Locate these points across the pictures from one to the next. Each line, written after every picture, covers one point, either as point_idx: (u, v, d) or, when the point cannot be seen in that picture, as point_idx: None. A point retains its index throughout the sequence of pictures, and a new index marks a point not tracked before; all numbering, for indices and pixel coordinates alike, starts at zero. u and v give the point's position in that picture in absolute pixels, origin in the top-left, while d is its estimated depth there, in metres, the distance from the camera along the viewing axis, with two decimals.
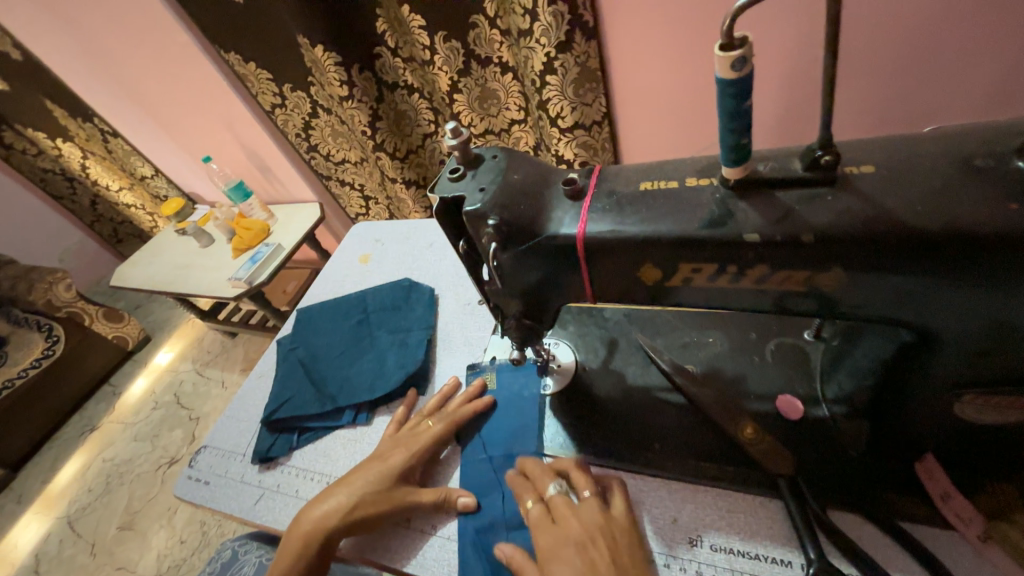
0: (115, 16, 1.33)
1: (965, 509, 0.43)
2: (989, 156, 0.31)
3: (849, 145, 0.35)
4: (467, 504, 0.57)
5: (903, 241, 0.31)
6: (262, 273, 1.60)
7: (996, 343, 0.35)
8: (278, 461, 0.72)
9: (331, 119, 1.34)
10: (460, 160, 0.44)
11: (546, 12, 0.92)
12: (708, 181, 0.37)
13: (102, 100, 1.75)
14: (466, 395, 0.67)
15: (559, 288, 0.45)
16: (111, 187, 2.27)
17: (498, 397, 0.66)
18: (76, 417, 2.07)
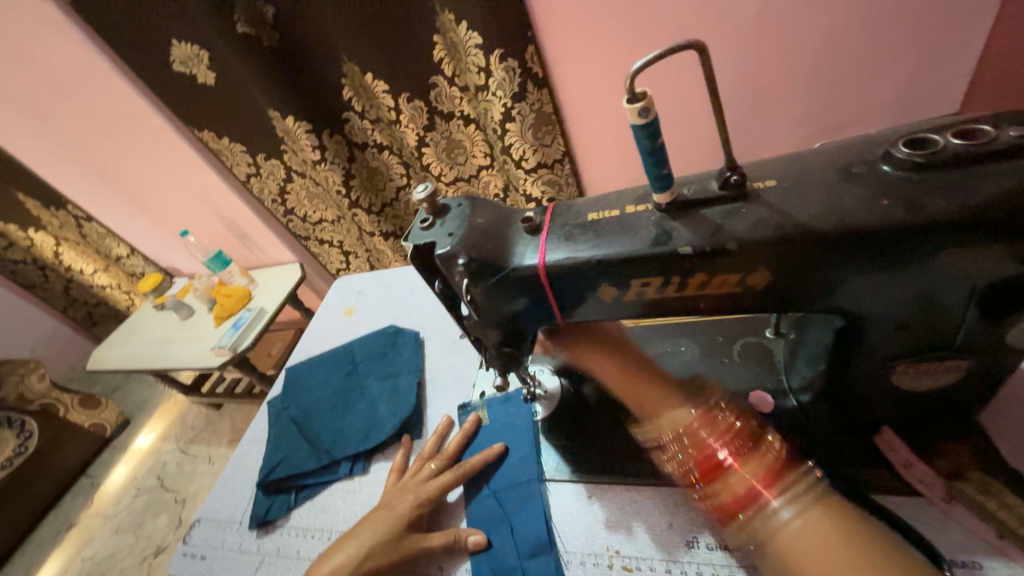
0: (89, 109, 1.39)
1: (926, 474, 0.46)
2: (862, 164, 0.37)
3: (754, 165, 0.41)
4: (478, 542, 0.57)
5: (809, 240, 0.36)
6: (246, 338, 1.60)
7: (913, 318, 0.39)
8: (276, 524, 0.71)
9: (307, 182, 1.40)
10: (429, 211, 0.48)
11: (499, 69, 1.02)
12: (644, 207, 0.43)
13: (76, 188, 1.78)
14: (462, 433, 0.69)
15: (532, 314, 0.49)
16: (86, 270, 2.26)
17: (494, 430, 0.68)
18: (53, 515, 1.95)
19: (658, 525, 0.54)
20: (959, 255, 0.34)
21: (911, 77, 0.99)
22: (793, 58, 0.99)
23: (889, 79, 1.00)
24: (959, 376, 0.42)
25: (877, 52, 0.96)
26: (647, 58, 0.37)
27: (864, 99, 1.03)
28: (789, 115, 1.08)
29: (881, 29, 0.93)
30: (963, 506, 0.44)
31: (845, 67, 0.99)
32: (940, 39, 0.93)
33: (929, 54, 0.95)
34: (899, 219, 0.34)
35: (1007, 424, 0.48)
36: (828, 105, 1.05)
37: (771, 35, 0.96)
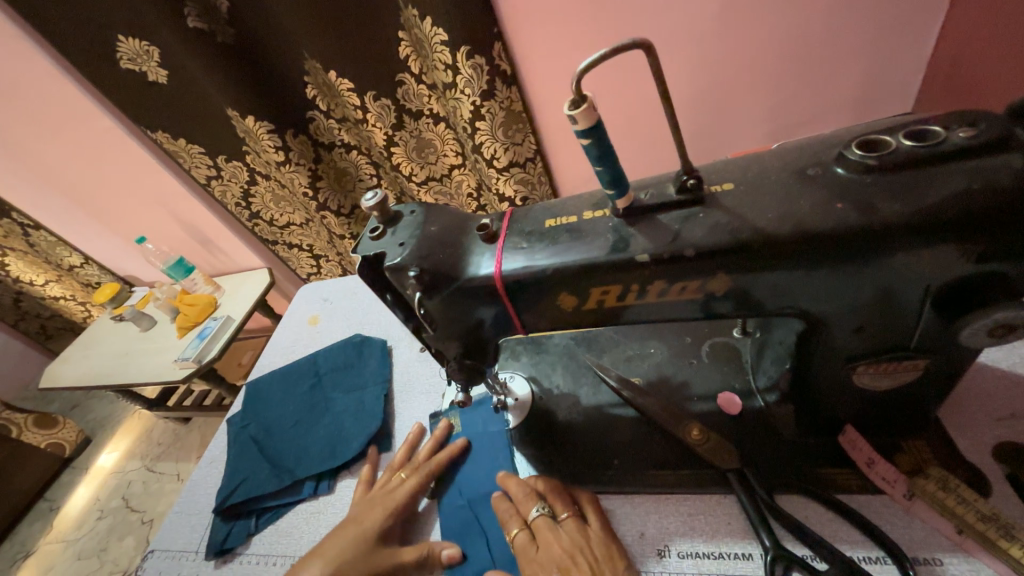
0: (28, 111, 1.30)
1: (889, 472, 0.46)
2: (817, 166, 0.37)
3: (713, 167, 0.40)
4: (451, 555, 0.56)
5: (767, 244, 0.35)
6: (211, 348, 1.53)
7: (871, 319, 0.39)
8: (236, 552, 0.67)
9: (271, 184, 1.34)
10: (379, 219, 0.46)
11: (466, 66, 0.98)
12: (602, 212, 0.41)
13: (20, 195, 1.67)
14: (434, 441, 0.67)
15: (492, 325, 0.47)
16: (36, 281, 2.13)
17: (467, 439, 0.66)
18: (7, 543, 1.83)
19: (631, 534, 0.52)
20: (913, 257, 0.34)
21: (870, 75, 1.01)
22: (757, 55, 1.00)
23: (848, 77, 1.02)
24: (918, 375, 0.42)
25: (837, 50, 0.98)
26: (591, 59, 0.35)
27: (825, 96, 1.05)
28: (754, 113, 1.09)
29: (840, 27, 0.94)
30: (926, 505, 0.44)
31: (806, 65, 1.00)
32: (895, 37, 0.95)
33: (886, 52, 0.97)
34: (851, 221, 0.34)
35: (964, 418, 0.49)
36: (791, 103, 1.07)
37: (735, 32, 0.97)
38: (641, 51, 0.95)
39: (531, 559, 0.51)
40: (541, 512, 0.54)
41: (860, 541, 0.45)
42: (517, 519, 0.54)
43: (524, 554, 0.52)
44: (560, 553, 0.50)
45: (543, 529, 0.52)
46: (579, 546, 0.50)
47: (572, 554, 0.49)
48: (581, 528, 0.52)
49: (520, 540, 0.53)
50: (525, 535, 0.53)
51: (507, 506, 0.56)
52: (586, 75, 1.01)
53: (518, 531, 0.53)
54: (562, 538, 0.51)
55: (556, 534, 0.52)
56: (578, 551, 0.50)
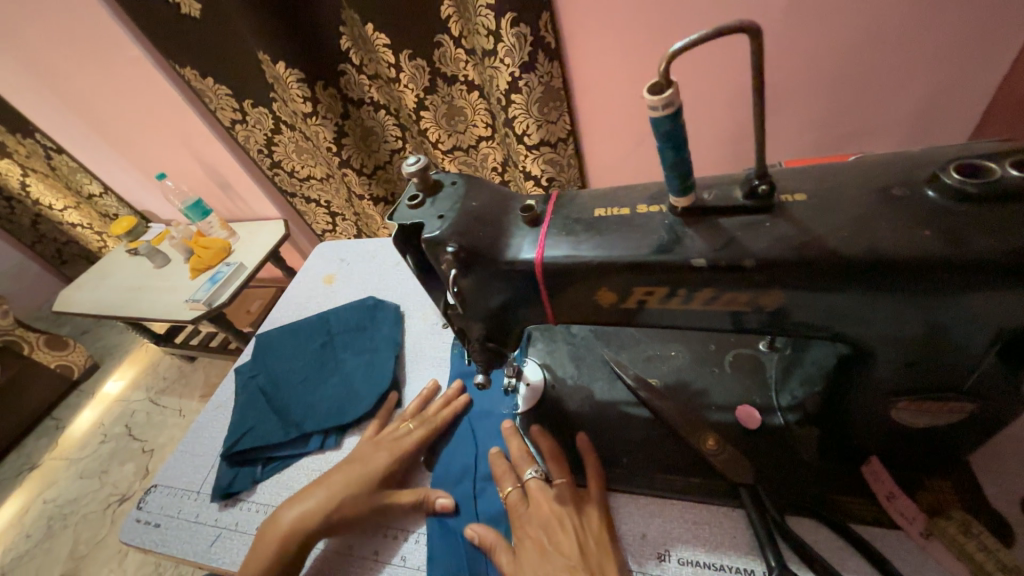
0: (57, 30, 1.27)
1: (908, 509, 0.45)
2: (904, 186, 0.34)
3: (783, 174, 0.38)
4: (444, 506, 0.57)
5: (835, 266, 0.33)
6: (222, 293, 1.53)
7: (924, 356, 0.37)
8: (240, 497, 0.68)
9: (296, 135, 1.31)
10: (419, 186, 0.44)
11: (510, 34, 0.93)
12: (658, 208, 0.39)
13: (45, 116, 1.66)
14: (445, 398, 0.69)
15: (522, 311, 0.45)
16: (55, 206, 2.15)
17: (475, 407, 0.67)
18: (14, 454, 1.91)
19: (631, 533, 0.52)
20: (992, 298, 0.31)
21: (934, 93, 0.95)
22: (820, 57, 0.93)
23: (910, 93, 0.96)
24: (961, 419, 0.40)
25: (905, 63, 0.91)
26: (684, 42, 0.33)
27: (881, 111, 1.00)
28: (803, 118, 1.04)
29: (915, 37, 0.88)
30: (940, 545, 0.43)
31: (870, 74, 0.94)
32: (971, 55, 0.88)
33: (956, 71, 0.91)
34: (935, 252, 0.31)
35: (993, 467, 0.47)
36: (844, 113, 1.01)
37: (800, 29, 0.90)
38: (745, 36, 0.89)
39: (520, 517, 0.54)
40: (535, 474, 0.57)
41: (866, 572, 0.44)
42: (513, 479, 0.57)
43: (513, 510, 0.55)
44: (547, 514, 0.53)
45: (534, 489, 0.55)
46: (567, 511, 0.52)
47: (562, 517, 0.52)
48: (573, 495, 0.54)
49: (513, 497, 0.55)
50: (517, 493, 0.56)
51: (505, 463, 0.59)
52: (683, 57, 0.93)
53: (512, 489, 0.56)
54: (551, 501, 0.54)
55: (547, 496, 0.54)
56: (566, 515, 0.52)
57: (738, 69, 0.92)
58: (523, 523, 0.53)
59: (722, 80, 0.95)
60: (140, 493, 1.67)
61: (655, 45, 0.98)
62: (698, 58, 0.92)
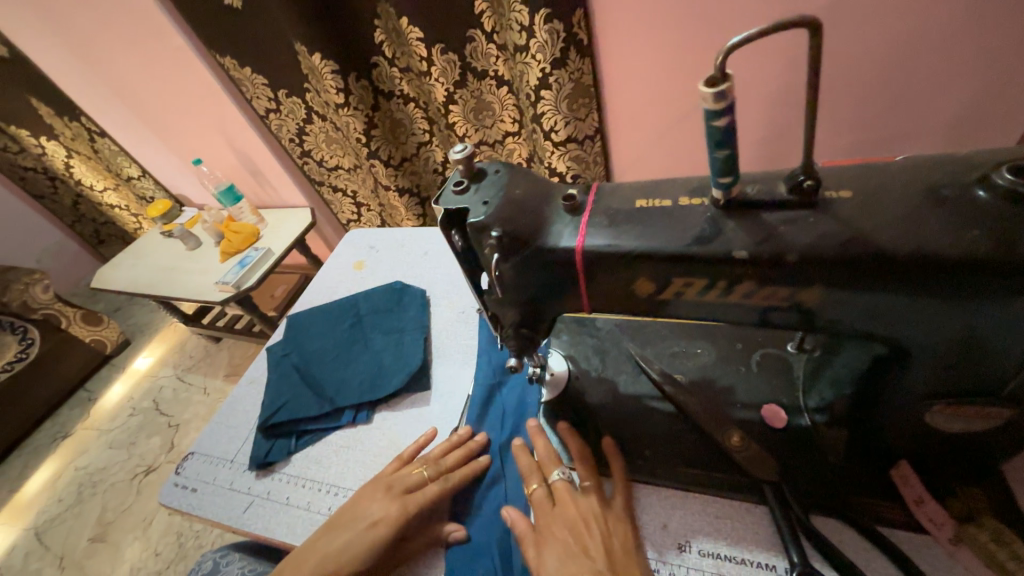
0: (107, 18, 1.32)
1: (937, 514, 0.45)
2: (954, 186, 0.34)
3: (827, 171, 0.38)
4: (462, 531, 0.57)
5: (879, 262, 0.33)
6: (251, 277, 1.58)
7: (964, 359, 0.37)
8: (274, 467, 0.71)
9: (327, 126, 1.35)
10: (464, 173, 0.46)
11: (542, 30, 0.94)
12: (700, 201, 0.40)
13: (90, 101, 1.73)
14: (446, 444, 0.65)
15: (557, 298, 0.47)
16: (96, 186, 2.25)
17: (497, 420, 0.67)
18: (50, 423, 2.01)
19: (651, 524, 0.53)
20: None
21: (978, 99, 0.92)
22: (860, 59, 0.92)
23: (951, 98, 0.93)
24: (997, 425, 0.40)
25: (949, 67, 0.89)
26: (741, 36, 0.33)
27: (920, 116, 0.97)
28: (838, 122, 1.02)
29: (961, 40, 0.86)
30: (969, 551, 0.43)
31: (911, 78, 0.92)
32: (1018, 60, 0.86)
33: (1002, 76, 0.88)
34: (983, 252, 0.31)
35: None
36: (881, 117, 0.99)
37: (842, 30, 0.89)
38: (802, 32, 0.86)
39: (546, 515, 0.55)
40: (562, 476, 0.57)
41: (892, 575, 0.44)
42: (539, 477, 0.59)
43: (539, 508, 0.56)
44: (574, 515, 0.54)
45: (561, 491, 0.56)
46: (595, 515, 0.53)
47: (588, 521, 0.52)
48: (600, 500, 0.54)
49: (537, 495, 0.57)
50: (542, 492, 0.57)
51: (531, 462, 0.60)
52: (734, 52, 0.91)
53: (537, 487, 0.57)
54: (578, 504, 0.54)
55: (574, 498, 0.55)
56: (593, 518, 0.52)
57: (791, 67, 0.90)
58: (551, 522, 0.54)
59: (771, 78, 0.93)
60: (166, 465, 1.74)
61: (688, 45, 0.98)
62: (750, 53, 0.90)
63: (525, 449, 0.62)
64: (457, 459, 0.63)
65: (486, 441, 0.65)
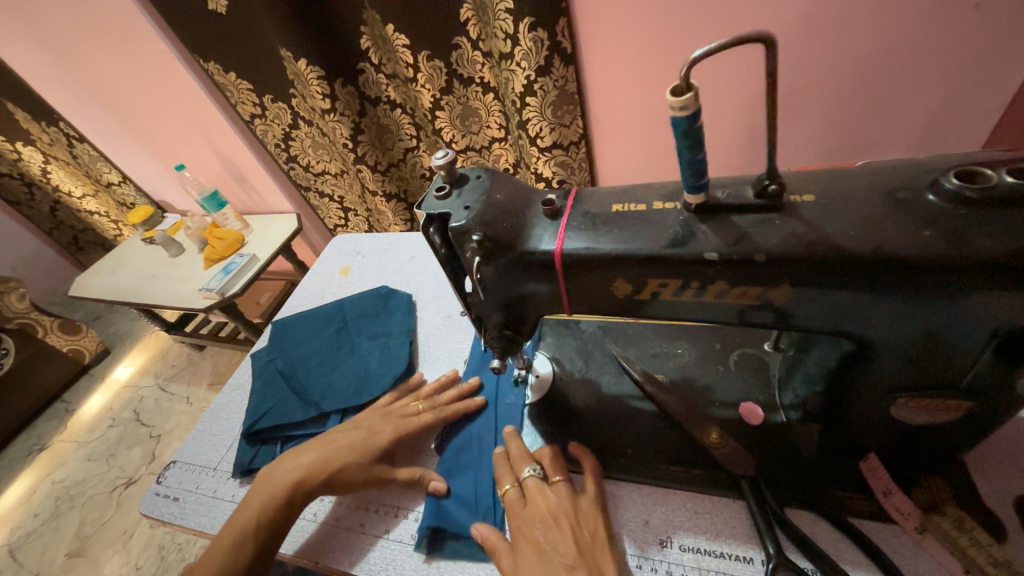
0: (87, 23, 1.31)
1: (904, 504, 0.47)
2: (908, 190, 0.36)
3: (793, 177, 0.40)
4: (437, 487, 0.59)
5: (842, 262, 0.35)
6: (235, 283, 1.56)
7: (923, 353, 0.39)
8: (259, 474, 0.71)
9: (313, 131, 1.35)
10: (446, 179, 0.47)
11: (527, 38, 0.96)
12: (673, 205, 0.41)
13: (69, 106, 1.71)
14: (438, 382, 0.72)
15: (538, 299, 0.48)
16: (74, 193, 2.21)
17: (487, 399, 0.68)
18: (24, 435, 1.95)
19: (634, 520, 0.54)
20: (989, 298, 0.33)
21: (943, 107, 0.97)
22: (830, 69, 0.95)
23: (919, 106, 0.98)
24: (957, 417, 0.42)
25: (915, 77, 0.93)
26: (707, 47, 0.35)
27: (890, 123, 1.01)
28: (813, 128, 1.06)
29: (926, 52, 0.90)
30: (936, 540, 0.45)
31: (880, 85, 0.96)
32: (981, 70, 0.90)
33: (964, 86, 0.93)
34: (938, 250, 0.33)
35: (989, 465, 0.49)
36: (853, 124, 1.03)
37: (814, 41, 0.92)
38: (759, 47, 0.90)
39: (517, 515, 0.54)
40: (534, 474, 0.56)
41: (863, 564, 0.46)
42: (512, 478, 0.57)
43: (510, 507, 0.55)
44: (543, 512, 0.53)
45: (532, 489, 0.55)
46: (565, 510, 0.52)
47: (558, 516, 0.52)
48: (571, 495, 0.54)
49: (510, 495, 0.55)
50: (515, 492, 0.55)
51: (505, 462, 0.59)
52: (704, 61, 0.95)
53: (510, 487, 0.56)
54: (548, 500, 0.54)
55: (544, 494, 0.54)
56: (563, 513, 0.52)
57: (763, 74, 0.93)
58: (519, 522, 0.53)
59: (744, 85, 0.96)
60: (147, 477, 1.70)
61: (668, 53, 1.01)
62: (726, 60, 0.93)
63: (516, 436, 0.61)
64: (450, 397, 0.69)
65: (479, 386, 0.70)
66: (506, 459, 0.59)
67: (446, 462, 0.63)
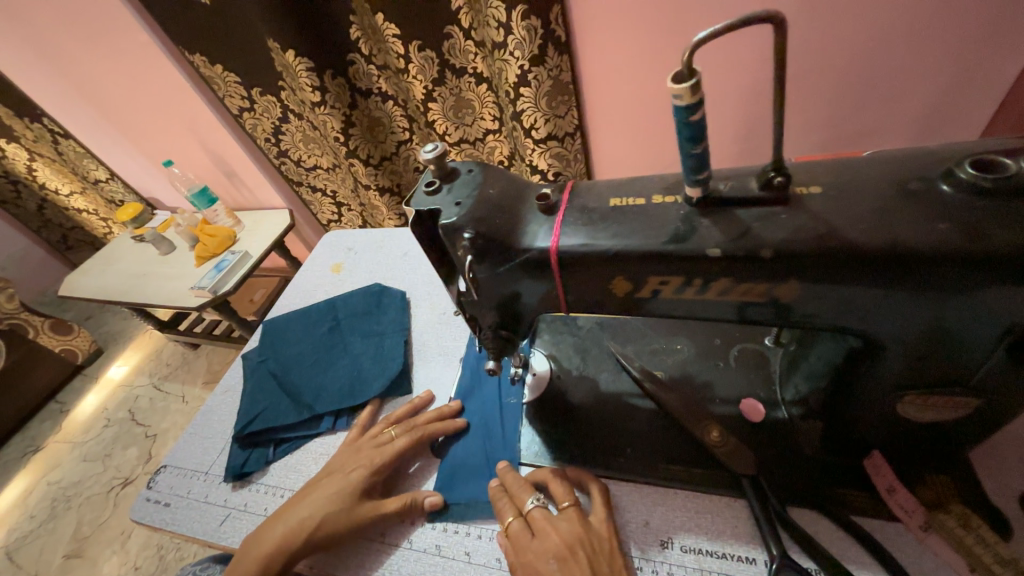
0: (67, 17, 1.27)
1: (908, 502, 0.46)
2: (920, 180, 0.34)
3: (799, 167, 0.38)
4: (433, 502, 0.57)
5: (848, 257, 0.34)
6: (227, 282, 1.53)
7: (931, 349, 0.37)
8: (252, 478, 0.69)
9: (303, 124, 1.31)
10: (436, 174, 0.45)
11: (520, 27, 0.93)
12: (674, 199, 0.40)
13: (52, 101, 1.66)
14: (408, 407, 0.70)
15: (535, 299, 0.46)
16: (61, 190, 2.17)
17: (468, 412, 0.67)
18: (18, 437, 1.93)
19: (634, 521, 0.53)
20: (1003, 294, 0.32)
21: (945, 94, 0.95)
22: (830, 56, 0.93)
23: (919, 94, 0.96)
24: (967, 414, 0.40)
25: (917, 62, 0.91)
26: (711, 30, 0.33)
27: (890, 111, 1.00)
28: (813, 116, 1.04)
29: (928, 36, 0.87)
30: (940, 538, 0.44)
31: (881, 73, 0.94)
32: (982, 57, 0.88)
33: (965, 74, 0.91)
34: (951, 244, 0.31)
35: (992, 460, 0.48)
36: (853, 111, 1.01)
37: (813, 28, 0.90)
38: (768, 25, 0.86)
39: (526, 548, 0.50)
40: (536, 504, 0.53)
41: (868, 563, 0.45)
42: (513, 508, 0.54)
43: (516, 543, 0.51)
44: (556, 544, 0.49)
45: (539, 520, 0.51)
46: (578, 537, 0.49)
47: (572, 547, 0.48)
48: (582, 520, 0.51)
49: (514, 528, 0.51)
50: (519, 523, 0.52)
51: (504, 496, 0.55)
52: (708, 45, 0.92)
53: (513, 520, 0.52)
54: (559, 528, 0.50)
55: (553, 524, 0.51)
56: (576, 543, 0.49)
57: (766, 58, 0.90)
58: (530, 557, 0.49)
59: (744, 73, 0.93)
60: (143, 477, 1.69)
61: (665, 42, 0.98)
62: (729, 44, 0.90)
63: (511, 470, 0.58)
64: (428, 419, 0.66)
65: (459, 409, 0.68)
66: (502, 491, 0.56)
67: (439, 479, 0.61)
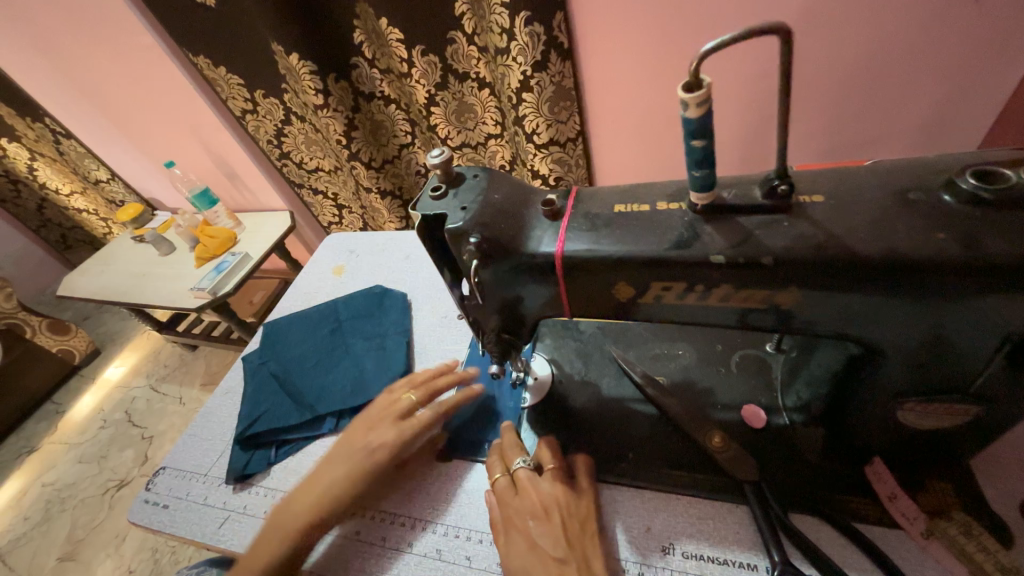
0: (72, 19, 1.28)
1: (909, 509, 0.46)
2: (921, 190, 0.35)
3: (801, 177, 0.39)
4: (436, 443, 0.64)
5: (852, 266, 0.34)
6: (227, 283, 1.54)
7: (934, 358, 0.38)
8: (253, 480, 0.69)
9: (305, 127, 1.32)
10: (442, 179, 0.45)
11: (523, 33, 0.94)
12: (678, 206, 0.40)
13: (54, 102, 1.67)
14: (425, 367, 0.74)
15: (538, 303, 0.46)
16: (62, 190, 2.17)
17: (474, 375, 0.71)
18: (13, 438, 1.91)
19: (635, 527, 0.52)
20: (1004, 301, 0.32)
21: (943, 105, 0.96)
22: (830, 65, 0.94)
23: (918, 105, 0.97)
24: (966, 421, 0.41)
25: (916, 72, 0.92)
26: (719, 42, 0.33)
27: (889, 120, 1.01)
28: (814, 124, 1.05)
29: (927, 47, 0.88)
30: (940, 544, 0.44)
31: (880, 83, 0.95)
32: (980, 68, 0.89)
33: (964, 84, 0.92)
34: (952, 254, 0.32)
35: (990, 468, 0.48)
36: (853, 119, 1.02)
37: (813, 37, 0.91)
38: (774, 37, 0.87)
39: (508, 504, 0.53)
40: (524, 465, 0.55)
41: (869, 570, 0.45)
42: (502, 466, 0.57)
43: (501, 498, 0.54)
44: (534, 502, 0.52)
45: (522, 478, 0.54)
46: (557, 499, 0.51)
47: (548, 507, 0.51)
48: (563, 484, 0.53)
49: (500, 484, 0.55)
50: (505, 480, 0.55)
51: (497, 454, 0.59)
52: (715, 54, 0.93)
53: (500, 476, 0.56)
54: (540, 490, 0.52)
55: (535, 484, 0.53)
56: (552, 504, 0.51)
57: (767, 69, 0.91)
58: (510, 513, 0.52)
59: (745, 80, 0.94)
60: (139, 479, 1.68)
61: (666, 49, 0.99)
62: (737, 53, 0.90)
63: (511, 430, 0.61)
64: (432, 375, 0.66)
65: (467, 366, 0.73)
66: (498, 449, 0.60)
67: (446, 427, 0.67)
